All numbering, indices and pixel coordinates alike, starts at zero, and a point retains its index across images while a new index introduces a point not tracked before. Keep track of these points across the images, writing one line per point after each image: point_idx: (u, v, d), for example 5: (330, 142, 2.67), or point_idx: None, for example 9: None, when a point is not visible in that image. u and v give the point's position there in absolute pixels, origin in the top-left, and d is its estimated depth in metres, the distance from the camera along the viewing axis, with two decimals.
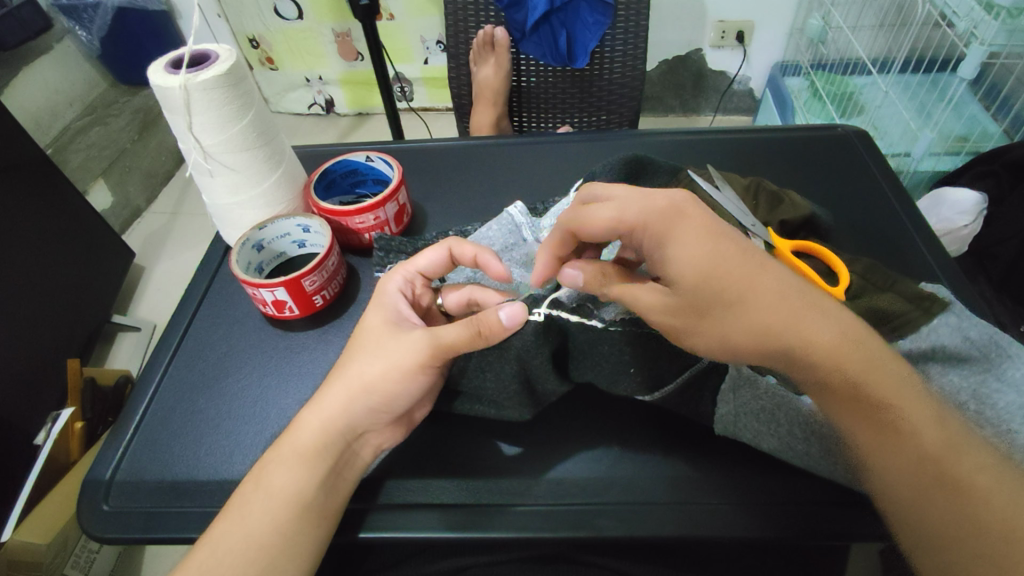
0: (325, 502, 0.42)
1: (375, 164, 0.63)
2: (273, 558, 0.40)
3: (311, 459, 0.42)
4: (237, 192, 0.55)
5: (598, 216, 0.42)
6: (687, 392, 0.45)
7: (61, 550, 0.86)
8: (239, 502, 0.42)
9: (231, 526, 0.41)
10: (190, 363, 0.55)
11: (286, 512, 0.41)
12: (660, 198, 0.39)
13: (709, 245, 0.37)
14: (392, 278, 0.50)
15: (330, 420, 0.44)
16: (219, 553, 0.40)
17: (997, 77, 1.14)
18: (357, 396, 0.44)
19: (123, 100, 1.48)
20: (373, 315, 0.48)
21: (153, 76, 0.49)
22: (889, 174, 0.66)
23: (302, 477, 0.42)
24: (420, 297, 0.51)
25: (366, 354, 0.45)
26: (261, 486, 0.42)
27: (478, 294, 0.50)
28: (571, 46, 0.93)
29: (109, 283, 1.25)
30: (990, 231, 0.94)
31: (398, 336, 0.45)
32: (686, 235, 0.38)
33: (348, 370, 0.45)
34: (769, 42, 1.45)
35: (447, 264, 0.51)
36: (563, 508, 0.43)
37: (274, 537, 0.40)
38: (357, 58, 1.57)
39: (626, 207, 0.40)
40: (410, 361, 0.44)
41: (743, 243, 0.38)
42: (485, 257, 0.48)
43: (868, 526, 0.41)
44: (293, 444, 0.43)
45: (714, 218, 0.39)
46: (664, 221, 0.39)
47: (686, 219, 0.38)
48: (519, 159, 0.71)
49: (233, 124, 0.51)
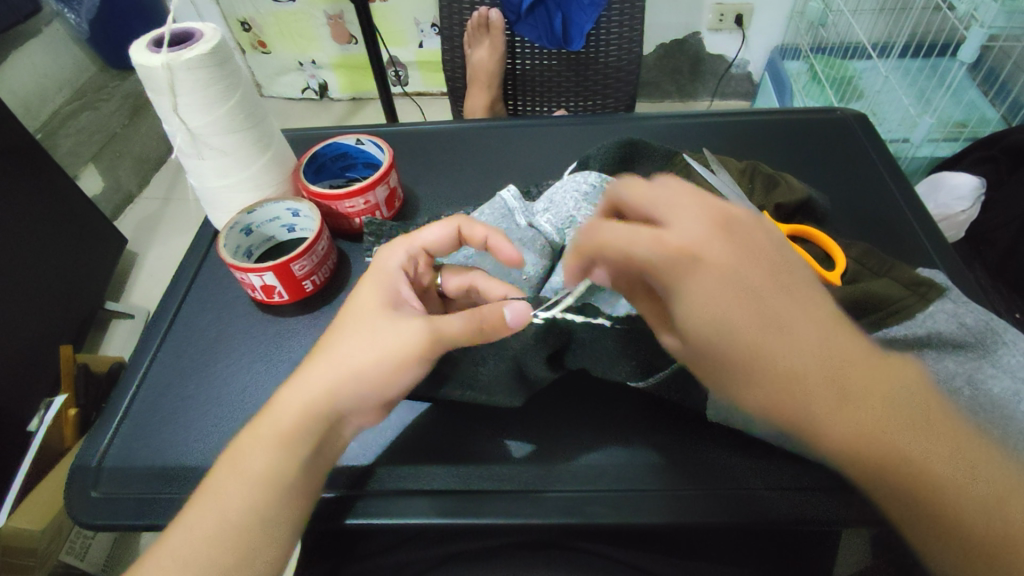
0: (303, 486, 0.41)
1: (365, 147, 0.61)
2: (248, 542, 0.39)
3: (290, 445, 0.41)
4: (226, 175, 0.54)
5: (612, 239, 0.36)
6: (680, 379, 0.44)
7: (55, 537, 0.86)
8: (212, 484, 0.40)
9: (205, 512, 0.40)
10: (179, 349, 0.54)
11: (264, 495, 0.40)
12: (673, 236, 0.34)
13: (722, 306, 0.34)
14: (394, 254, 0.48)
15: (312, 402, 0.41)
16: (195, 536, 0.39)
17: (996, 62, 1.12)
18: (344, 381, 0.42)
19: (113, 85, 1.44)
20: (367, 293, 0.46)
21: (136, 56, 0.48)
22: (889, 159, 0.65)
23: (281, 460, 0.40)
24: (421, 276, 0.50)
25: (357, 337, 0.43)
26: (236, 469, 0.41)
27: (480, 282, 0.50)
28: (567, 28, 0.91)
29: (101, 271, 1.24)
30: (987, 217, 0.93)
31: (392, 323, 0.43)
32: (696, 293, 0.34)
33: (334, 352, 0.42)
34: (768, 25, 1.43)
35: (452, 242, 0.50)
36: (554, 494, 0.43)
37: (251, 521, 0.39)
38: (351, 41, 1.54)
39: (636, 244, 0.34)
40: (407, 352, 0.42)
41: (760, 291, 0.34)
42: (496, 238, 0.49)
43: (856, 512, 0.41)
44: (272, 424, 0.41)
45: (737, 264, 0.34)
46: (674, 269, 0.34)
47: (699, 270, 0.34)
48: (514, 142, 0.70)
49: (218, 106, 0.50)
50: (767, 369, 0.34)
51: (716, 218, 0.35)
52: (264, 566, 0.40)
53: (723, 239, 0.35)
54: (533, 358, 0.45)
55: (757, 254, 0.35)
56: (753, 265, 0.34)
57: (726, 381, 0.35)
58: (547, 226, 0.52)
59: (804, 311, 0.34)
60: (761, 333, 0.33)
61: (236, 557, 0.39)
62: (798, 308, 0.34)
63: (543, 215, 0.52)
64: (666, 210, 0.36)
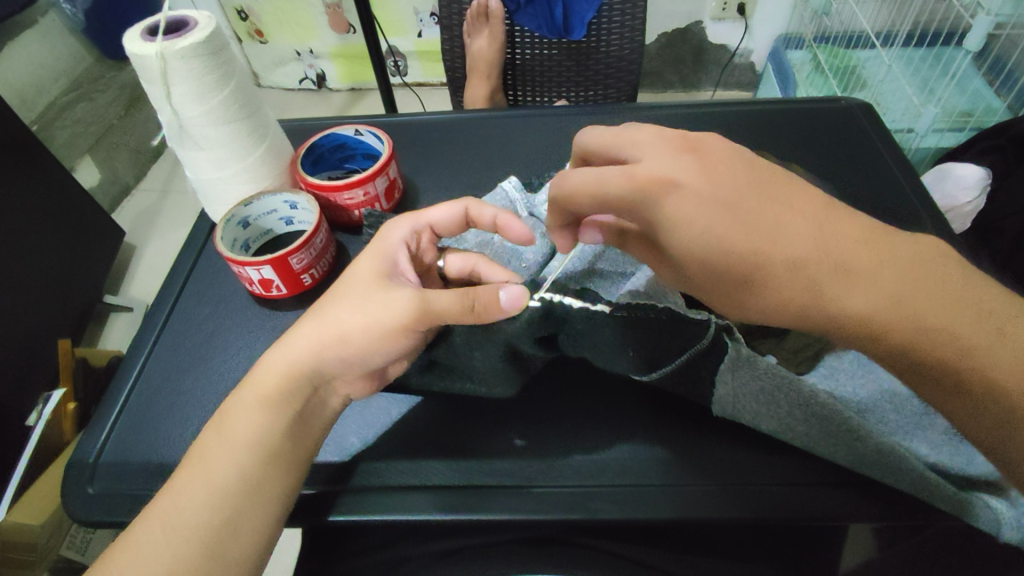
0: (291, 452, 0.42)
1: (364, 138, 0.61)
2: (237, 507, 0.40)
3: (274, 407, 0.43)
4: (221, 167, 0.53)
5: (580, 186, 0.39)
6: (685, 370, 0.42)
7: (55, 532, 0.86)
8: (200, 452, 0.42)
9: (194, 478, 0.40)
10: (176, 342, 0.53)
11: (252, 459, 0.41)
12: (642, 168, 0.36)
13: (710, 222, 0.35)
14: (399, 228, 0.49)
15: (293, 362, 0.44)
16: (182, 505, 0.40)
17: (1001, 51, 1.10)
18: (329, 343, 0.44)
19: (110, 75, 1.42)
20: (367, 260, 0.47)
21: (129, 44, 0.47)
22: (896, 149, 0.64)
23: (265, 421, 0.42)
24: (424, 253, 0.50)
25: (350, 301, 0.45)
26: (222, 433, 0.42)
27: (482, 266, 0.49)
28: (568, 17, 0.90)
29: (100, 264, 1.23)
30: (993, 208, 0.92)
31: (384, 289, 0.45)
32: (679, 217, 0.35)
33: (326, 314, 0.45)
34: (771, 13, 1.42)
35: (459, 222, 0.50)
36: (554, 489, 0.43)
37: (241, 486, 0.40)
38: (349, 31, 1.52)
39: (605, 180, 0.37)
40: (396, 319, 0.43)
41: (745, 202, 0.35)
42: (506, 219, 0.49)
43: (867, 509, 0.40)
44: (255, 387, 0.43)
45: (714, 185, 0.35)
46: (651, 200, 0.36)
47: (677, 194, 0.35)
48: (514, 132, 0.69)
49: (213, 94, 0.49)
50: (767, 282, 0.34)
51: (683, 145, 0.36)
52: (255, 531, 0.40)
53: (695, 162, 0.36)
54: (524, 340, 0.44)
55: (731, 167, 0.36)
56: (731, 178, 0.35)
57: (737, 296, 0.36)
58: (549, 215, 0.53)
59: (799, 215, 0.34)
60: (752, 241, 0.34)
61: (222, 522, 0.40)
62: (786, 209, 0.35)
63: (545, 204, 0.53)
64: (632, 148, 0.38)
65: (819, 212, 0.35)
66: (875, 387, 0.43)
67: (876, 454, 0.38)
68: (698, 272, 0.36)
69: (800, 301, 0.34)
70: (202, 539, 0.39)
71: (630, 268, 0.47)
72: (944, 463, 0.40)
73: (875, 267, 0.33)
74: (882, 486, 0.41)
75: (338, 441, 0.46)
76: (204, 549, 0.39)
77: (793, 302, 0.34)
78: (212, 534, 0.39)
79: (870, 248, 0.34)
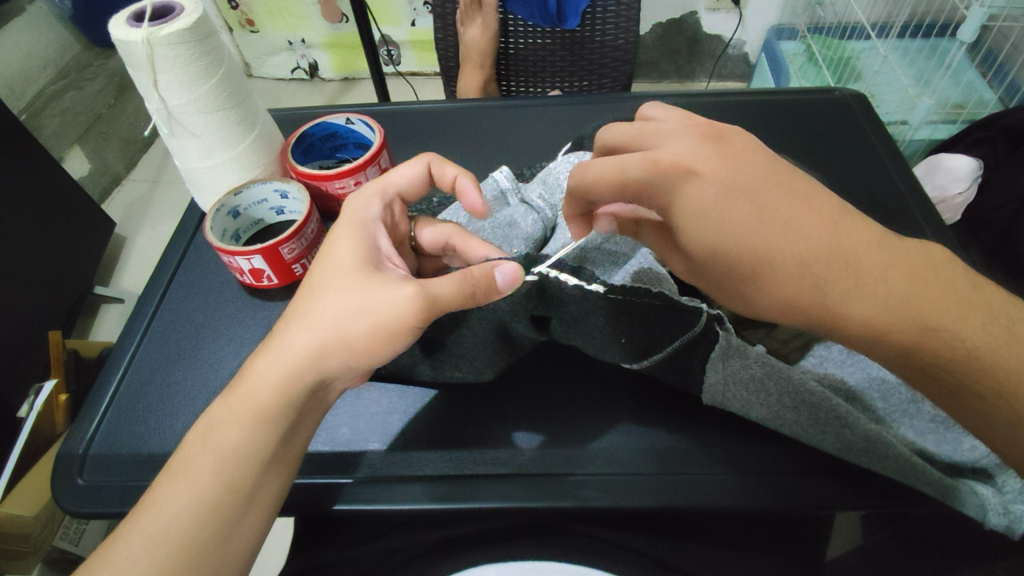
0: (283, 454, 0.41)
1: (356, 127, 0.60)
2: (225, 515, 0.39)
3: (268, 419, 0.41)
4: (210, 155, 0.53)
5: (598, 173, 0.39)
6: (675, 360, 0.42)
7: (48, 523, 0.86)
8: (183, 461, 0.40)
9: (178, 489, 0.39)
10: (164, 334, 0.53)
11: (241, 466, 0.40)
12: (663, 154, 0.37)
13: (722, 207, 0.35)
14: (370, 200, 0.49)
15: (290, 373, 0.41)
16: (169, 513, 0.38)
17: (993, 43, 1.10)
18: (328, 349, 0.42)
19: (99, 63, 1.40)
20: (349, 250, 0.45)
21: (114, 30, 0.46)
22: (889, 139, 0.64)
23: (255, 437, 0.40)
24: (398, 223, 0.51)
25: (340, 300, 0.43)
26: (209, 445, 0.40)
27: (457, 240, 0.50)
28: (561, 6, 0.89)
29: (89, 255, 1.22)
30: (983, 199, 0.93)
31: (379, 284, 0.43)
32: (692, 205, 0.36)
33: (310, 314, 0.43)
34: (767, 4, 1.41)
35: (424, 181, 0.52)
36: (547, 478, 0.43)
37: (228, 495, 0.39)
38: (342, 20, 1.51)
39: (627, 165, 0.38)
40: (394, 318, 0.41)
41: (761, 194, 0.35)
42: (464, 180, 0.51)
43: (851, 497, 0.41)
44: (248, 402, 0.41)
45: (731, 168, 0.35)
46: (668, 182, 0.37)
47: (696, 179, 0.36)
48: (508, 121, 0.68)
49: (202, 82, 0.49)
50: (765, 272, 0.34)
51: (706, 133, 0.37)
52: (247, 535, 0.40)
53: (713, 149, 0.36)
54: (515, 319, 0.43)
55: (750, 160, 0.36)
56: (761, 161, 0.36)
57: (745, 291, 0.36)
58: (540, 202, 0.52)
59: (812, 208, 0.34)
60: (766, 230, 0.34)
61: (213, 531, 0.39)
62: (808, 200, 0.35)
63: (536, 191, 0.53)
64: (653, 138, 0.39)
65: (824, 205, 0.35)
66: (865, 375, 0.44)
67: (863, 440, 0.38)
68: (700, 261, 0.37)
69: (801, 307, 0.34)
70: (189, 549, 0.38)
71: (624, 254, 0.47)
72: (931, 450, 0.41)
73: (877, 269, 0.33)
74: (867, 472, 0.41)
75: (331, 432, 0.46)
76: (191, 558, 0.38)
77: (799, 299, 0.34)
78: (197, 543, 0.38)
79: (882, 251, 0.34)
